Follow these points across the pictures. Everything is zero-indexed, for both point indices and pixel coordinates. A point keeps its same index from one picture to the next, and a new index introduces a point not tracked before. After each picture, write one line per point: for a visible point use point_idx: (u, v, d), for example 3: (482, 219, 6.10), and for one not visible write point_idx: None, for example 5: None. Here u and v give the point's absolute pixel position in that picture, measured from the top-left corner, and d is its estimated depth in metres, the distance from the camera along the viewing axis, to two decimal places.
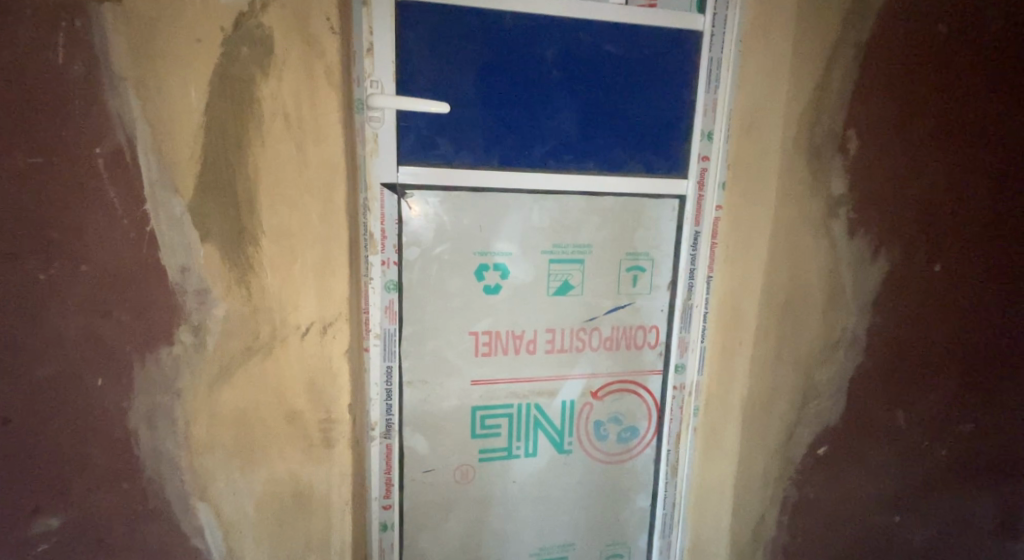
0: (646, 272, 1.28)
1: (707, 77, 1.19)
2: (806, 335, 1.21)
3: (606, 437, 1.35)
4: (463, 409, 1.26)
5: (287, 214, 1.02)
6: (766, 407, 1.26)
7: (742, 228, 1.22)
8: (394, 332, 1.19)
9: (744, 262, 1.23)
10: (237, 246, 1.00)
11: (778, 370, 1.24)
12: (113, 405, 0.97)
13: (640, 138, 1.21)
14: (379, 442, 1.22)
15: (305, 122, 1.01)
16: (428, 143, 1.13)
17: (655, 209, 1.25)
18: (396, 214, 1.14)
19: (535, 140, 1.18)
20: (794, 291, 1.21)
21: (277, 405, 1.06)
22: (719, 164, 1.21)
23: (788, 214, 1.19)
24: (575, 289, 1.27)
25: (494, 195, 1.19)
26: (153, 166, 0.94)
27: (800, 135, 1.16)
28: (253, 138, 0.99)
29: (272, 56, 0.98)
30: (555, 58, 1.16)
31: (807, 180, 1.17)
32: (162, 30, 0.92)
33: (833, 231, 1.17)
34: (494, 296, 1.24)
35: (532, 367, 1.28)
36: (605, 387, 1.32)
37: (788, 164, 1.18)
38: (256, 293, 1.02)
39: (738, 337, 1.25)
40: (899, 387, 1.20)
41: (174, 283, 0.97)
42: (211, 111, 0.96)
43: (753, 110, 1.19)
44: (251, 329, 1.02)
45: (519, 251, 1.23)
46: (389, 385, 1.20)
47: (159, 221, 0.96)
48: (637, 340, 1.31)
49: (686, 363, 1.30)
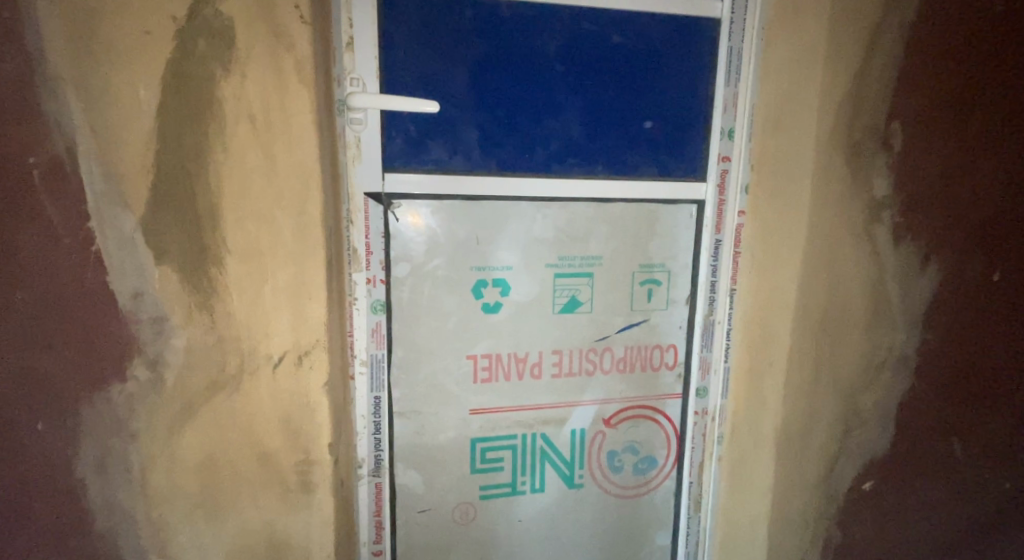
0: (662, 286, 1.17)
1: (727, 70, 1.10)
2: (847, 355, 1.08)
3: (621, 468, 1.22)
4: (461, 441, 1.13)
5: (255, 230, 0.89)
6: (805, 436, 1.12)
7: (770, 238, 1.11)
8: (383, 358, 1.07)
9: (773, 275, 1.12)
10: (198, 267, 0.87)
11: (817, 396, 1.11)
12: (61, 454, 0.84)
13: (655, 138, 1.11)
14: (367, 481, 1.09)
15: (275, 123, 0.88)
16: (418, 146, 1.03)
17: (673, 215, 1.15)
18: (383, 226, 1.04)
19: (537, 141, 1.07)
20: (829, 305, 1.08)
21: (246, 447, 0.92)
22: (741, 166, 1.11)
23: (822, 222, 1.07)
24: (584, 306, 1.15)
25: (493, 203, 1.08)
26: (97, 178, 0.82)
27: (838, 130, 1.04)
28: (214, 142, 0.86)
29: (235, 50, 0.85)
30: (557, 51, 1.06)
31: (845, 182, 1.05)
32: (107, 21, 0.80)
33: (875, 239, 1.04)
34: (494, 315, 1.12)
35: (538, 393, 1.15)
36: (620, 414, 1.19)
37: (823, 167, 1.06)
38: (220, 321, 0.89)
39: (766, 360, 1.14)
40: (945, 410, 1.02)
41: (125, 310, 0.85)
42: (167, 113, 0.84)
43: (777, 102, 1.08)
44: (217, 361, 0.89)
45: (520, 264, 1.11)
46: (378, 417, 1.08)
47: (107, 241, 0.84)
48: (654, 360, 1.19)
49: (709, 386, 1.19)
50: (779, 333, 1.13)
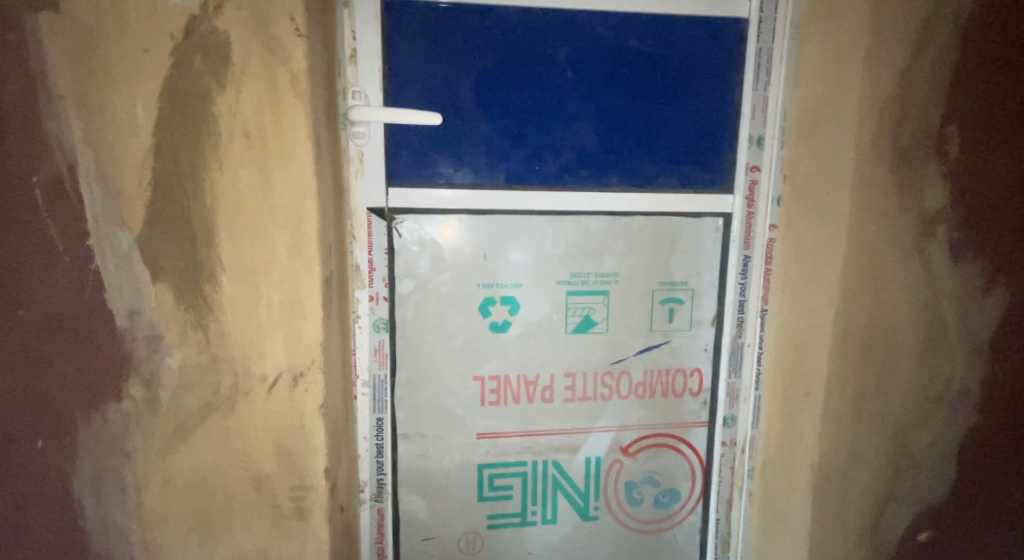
0: (684, 305, 1.09)
1: (755, 74, 1.02)
2: (897, 392, 0.90)
3: (641, 500, 1.13)
4: (467, 466, 1.09)
5: (248, 247, 0.86)
6: (846, 480, 0.96)
7: (806, 256, 0.99)
8: (386, 379, 1.04)
9: (810, 296, 0.99)
10: (193, 287, 0.86)
11: (860, 436, 0.94)
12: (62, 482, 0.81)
13: (675, 147, 1.04)
14: (369, 506, 1.06)
15: (269, 139, 0.85)
16: (423, 160, 1.00)
17: (697, 229, 1.07)
18: (385, 242, 1.01)
19: (547, 153, 1.02)
20: (874, 330, 0.91)
21: (240, 469, 0.90)
22: (772, 176, 1.03)
23: (864, 236, 0.91)
24: (599, 326, 1.08)
25: (502, 217, 1.03)
26: (97, 197, 0.80)
27: (883, 132, 0.88)
28: (208, 159, 0.84)
29: (230, 65, 0.83)
30: (568, 58, 1.01)
31: (892, 186, 0.88)
32: (107, 39, 0.79)
33: (930, 256, 0.87)
34: (503, 334, 1.06)
35: (549, 418, 1.09)
36: (639, 442, 1.11)
37: (864, 175, 0.90)
38: (215, 341, 0.87)
39: (801, 390, 1.00)
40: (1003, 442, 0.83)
41: (122, 330, 0.83)
42: (164, 130, 0.82)
43: (811, 106, 0.97)
44: (211, 382, 0.88)
45: (530, 281, 1.06)
46: (380, 439, 1.05)
47: (105, 259, 0.82)
48: (677, 386, 1.10)
49: (737, 414, 1.10)
50: (818, 363, 0.97)
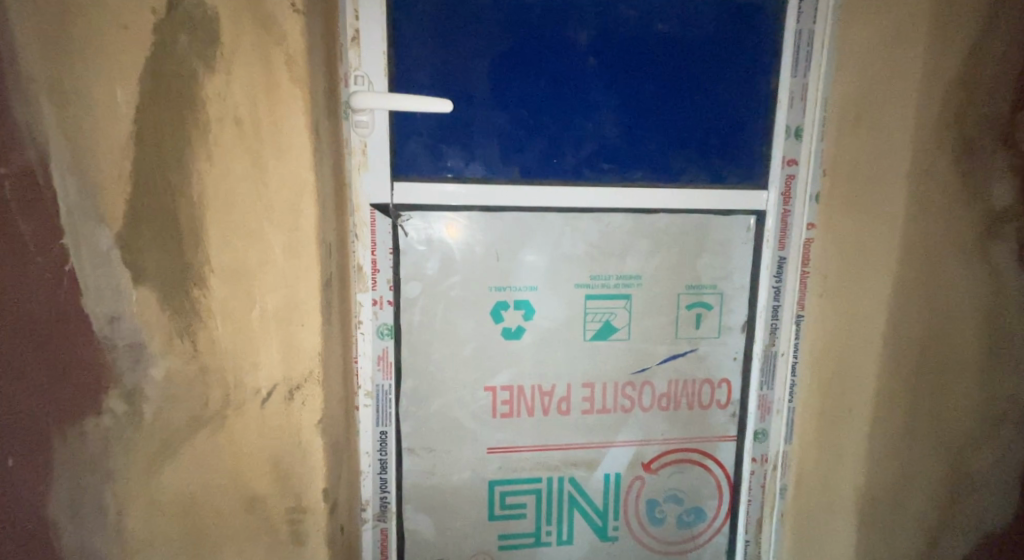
0: (712, 311, 1.00)
1: (794, 59, 0.93)
2: (953, 406, 0.84)
3: (663, 520, 1.05)
4: (477, 483, 1.01)
5: (240, 247, 0.78)
6: (897, 505, 0.88)
7: (850, 262, 0.91)
8: (390, 389, 0.97)
9: (852, 303, 0.91)
10: (179, 290, 0.77)
11: (910, 457, 0.87)
12: (35, 521, 0.71)
13: (705, 140, 0.96)
14: (372, 526, 0.99)
15: (265, 128, 0.76)
16: (431, 153, 0.92)
17: (726, 228, 0.98)
18: (390, 242, 0.93)
19: (565, 145, 0.94)
20: (936, 344, 0.83)
21: (232, 489, 0.82)
22: (811, 171, 0.95)
23: (920, 236, 0.84)
24: (620, 332, 1.00)
25: (517, 215, 0.95)
26: (72, 188, 0.70)
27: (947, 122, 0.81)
28: (196, 149, 0.74)
29: (221, 45, 0.74)
30: (590, 42, 0.92)
31: (953, 189, 0.81)
32: (81, 14, 0.69)
33: (1001, 274, 0.80)
34: (516, 341, 0.98)
35: (566, 431, 1.01)
36: (661, 458, 1.03)
37: (924, 171, 0.82)
38: (204, 349, 0.79)
39: (845, 404, 0.92)
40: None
41: (101, 337, 0.74)
42: (147, 116, 0.73)
43: (858, 95, 0.89)
44: (199, 395, 0.79)
45: (545, 284, 0.97)
46: (384, 454, 0.98)
47: (81, 259, 0.72)
48: (703, 398, 1.02)
49: (769, 428, 1.01)
50: (864, 374, 0.89)
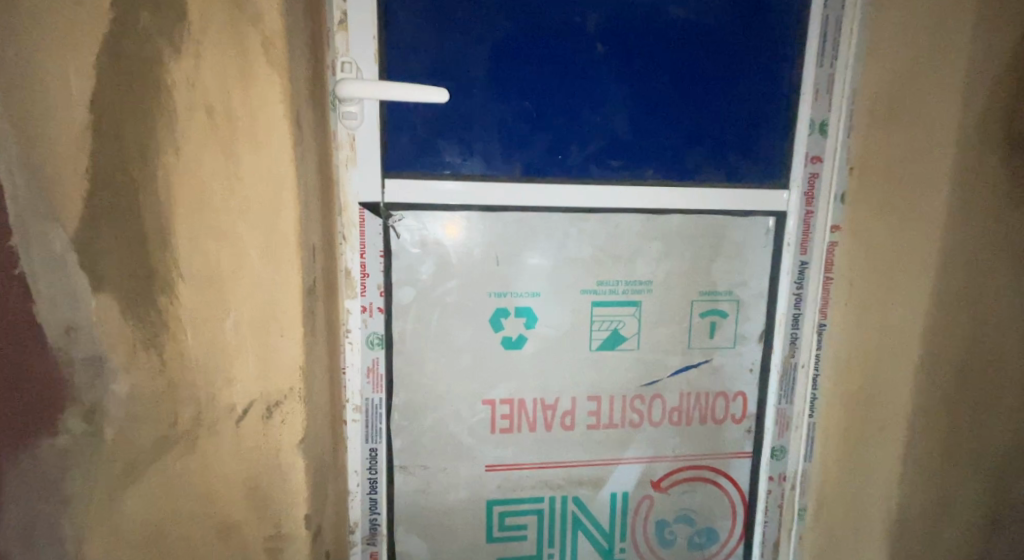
0: (728, 319, 0.93)
1: (819, 48, 0.86)
2: (990, 422, 0.79)
3: (673, 541, 0.99)
4: (474, 502, 0.94)
5: (212, 250, 0.67)
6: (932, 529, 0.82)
7: (880, 267, 0.85)
8: (380, 403, 0.89)
9: (883, 312, 0.84)
10: (144, 297, 0.66)
11: (947, 478, 0.81)
12: None
13: (722, 135, 0.88)
14: (361, 549, 0.92)
15: (237, 116, 0.66)
16: (426, 147, 0.84)
17: (745, 230, 0.91)
18: (382, 244, 0.86)
19: (571, 139, 0.86)
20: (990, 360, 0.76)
21: (203, 515, 0.71)
22: (836, 169, 0.87)
23: (960, 240, 0.78)
24: (628, 342, 0.93)
25: (518, 215, 0.87)
26: (21, 182, 0.60)
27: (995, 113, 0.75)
28: (161, 142, 0.64)
29: (188, 23, 0.63)
30: (599, 27, 0.85)
31: (1001, 189, 0.75)
32: None
33: None
34: (517, 352, 0.91)
35: (569, 447, 0.94)
36: (672, 476, 0.97)
37: (968, 169, 0.76)
38: (172, 364, 0.68)
39: (875, 421, 0.85)
40: None
41: (54, 349, 0.63)
42: (105, 101, 0.61)
43: (891, 87, 0.82)
44: (166, 413, 0.68)
45: (549, 290, 0.90)
46: (374, 473, 0.90)
47: (32, 262, 0.61)
48: (717, 412, 0.95)
49: (787, 445, 0.95)
50: (898, 389, 0.83)
